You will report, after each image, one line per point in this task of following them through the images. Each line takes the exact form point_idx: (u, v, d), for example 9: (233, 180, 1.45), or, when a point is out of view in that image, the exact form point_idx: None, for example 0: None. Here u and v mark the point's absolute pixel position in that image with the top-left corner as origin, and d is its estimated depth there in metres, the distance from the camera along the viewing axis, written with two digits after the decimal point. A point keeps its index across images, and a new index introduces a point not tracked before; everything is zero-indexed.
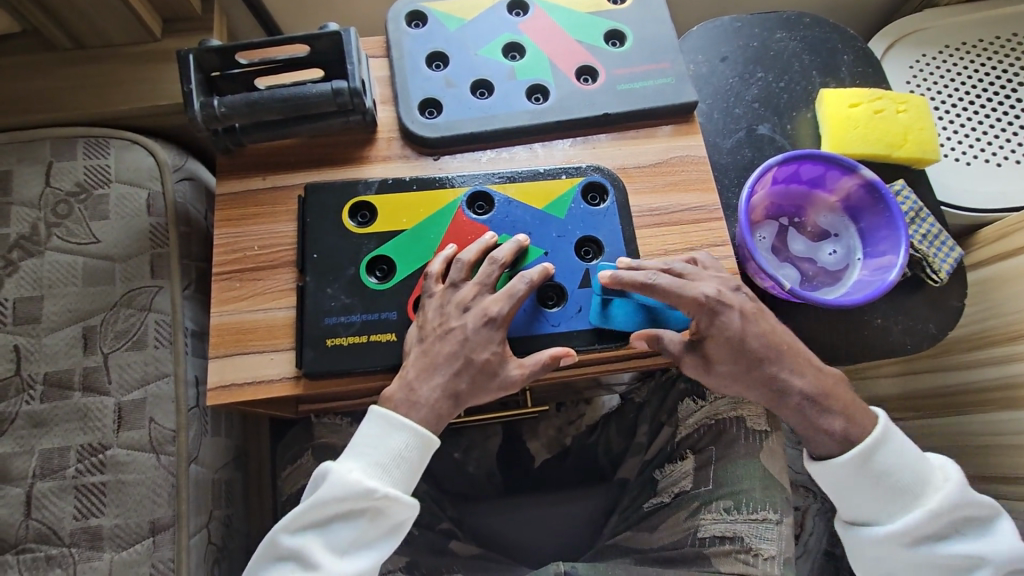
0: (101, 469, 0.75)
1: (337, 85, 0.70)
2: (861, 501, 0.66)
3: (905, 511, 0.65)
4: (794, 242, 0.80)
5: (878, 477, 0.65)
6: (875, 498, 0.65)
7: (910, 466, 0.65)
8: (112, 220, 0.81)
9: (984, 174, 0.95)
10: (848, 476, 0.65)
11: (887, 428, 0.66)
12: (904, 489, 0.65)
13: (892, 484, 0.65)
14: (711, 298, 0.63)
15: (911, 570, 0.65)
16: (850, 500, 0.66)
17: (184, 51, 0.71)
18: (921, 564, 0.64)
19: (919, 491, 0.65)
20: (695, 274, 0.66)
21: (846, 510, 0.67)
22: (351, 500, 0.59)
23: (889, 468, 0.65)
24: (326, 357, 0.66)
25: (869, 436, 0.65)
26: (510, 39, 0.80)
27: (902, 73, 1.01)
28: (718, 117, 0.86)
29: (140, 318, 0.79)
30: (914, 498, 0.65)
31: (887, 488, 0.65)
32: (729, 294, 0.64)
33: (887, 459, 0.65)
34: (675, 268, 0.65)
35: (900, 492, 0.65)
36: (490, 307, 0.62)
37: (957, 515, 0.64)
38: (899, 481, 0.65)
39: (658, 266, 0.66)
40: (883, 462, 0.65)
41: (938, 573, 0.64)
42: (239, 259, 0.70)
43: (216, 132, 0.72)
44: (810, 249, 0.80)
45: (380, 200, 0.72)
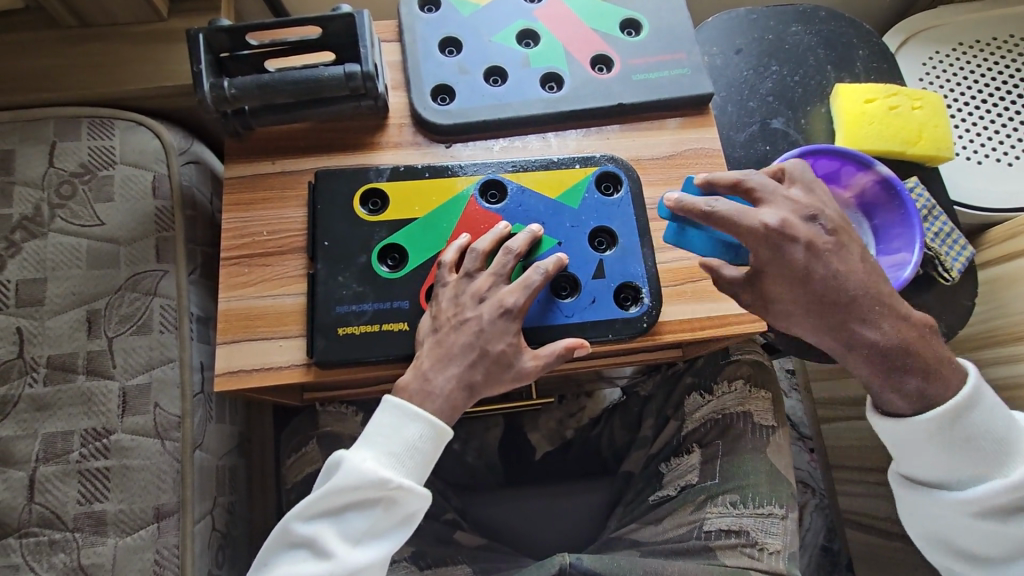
0: (105, 454, 0.74)
1: (349, 69, 0.69)
2: (934, 461, 0.66)
3: (980, 473, 0.65)
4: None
5: (959, 441, 0.65)
6: (950, 457, 0.65)
7: (993, 430, 0.65)
8: (117, 202, 0.80)
9: (995, 173, 0.94)
10: (926, 437, 0.65)
11: (976, 389, 0.64)
12: (984, 452, 0.65)
13: (972, 446, 0.65)
14: (774, 227, 0.60)
15: (973, 529, 0.67)
16: (921, 459, 0.67)
17: (193, 30, 0.69)
18: (984, 526, 0.66)
19: (999, 455, 0.65)
20: (770, 195, 0.63)
21: (915, 466, 0.68)
22: (366, 489, 0.58)
23: (974, 430, 0.64)
24: (339, 347, 0.65)
25: (959, 396, 0.64)
26: (524, 26, 0.79)
27: (915, 70, 1.00)
28: (732, 110, 0.86)
29: (145, 302, 0.78)
30: (990, 462, 0.65)
31: (967, 449, 0.65)
32: (795, 224, 0.61)
33: (971, 423, 0.64)
34: (746, 182, 0.63)
35: (979, 454, 0.65)
36: (506, 297, 0.62)
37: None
38: (980, 443, 0.65)
39: (730, 180, 0.64)
40: (967, 425, 0.64)
41: (1003, 538, 0.65)
42: (248, 244, 0.69)
43: (225, 114, 0.71)
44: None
45: (391, 188, 0.71)
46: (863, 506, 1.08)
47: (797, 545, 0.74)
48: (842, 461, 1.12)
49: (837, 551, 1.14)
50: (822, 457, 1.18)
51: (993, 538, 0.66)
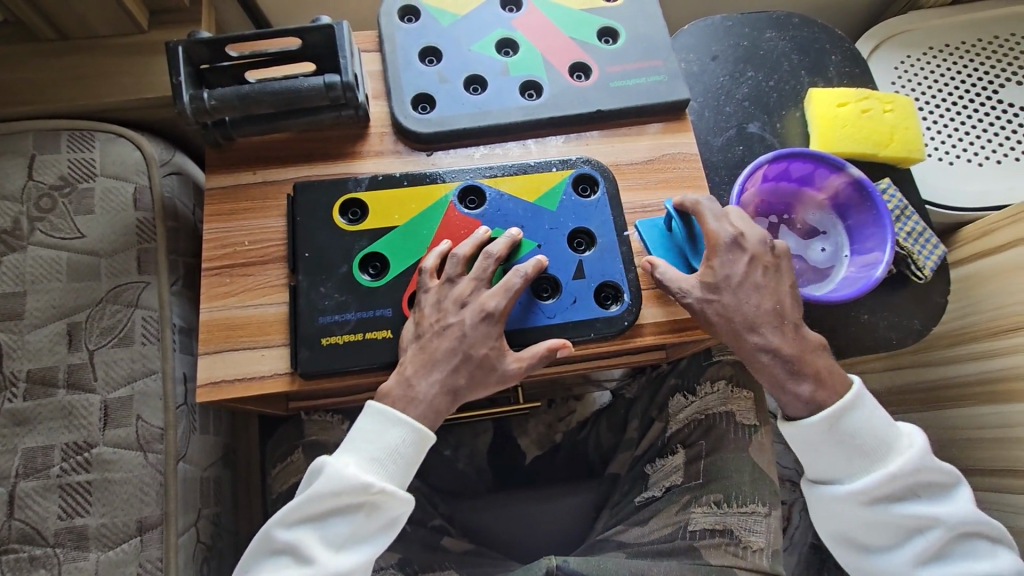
0: (86, 468, 0.73)
1: (329, 79, 0.70)
2: (827, 463, 0.67)
3: (869, 470, 0.66)
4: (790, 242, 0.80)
5: (852, 444, 0.66)
6: (840, 459, 0.66)
7: (877, 431, 0.66)
8: (97, 214, 0.80)
9: (967, 173, 0.97)
10: (818, 439, 0.66)
11: (860, 391, 0.67)
12: (871, 449, 0.66)
13: (861, 445, 0.66)
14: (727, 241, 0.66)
15: (865, 527, 0.67)
16: (811, 461, 0.67)
17: (172, 43, 0.70)
18: (877, 521, 0.66)
19: (882, 451, 0.66)
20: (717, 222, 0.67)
21: (810, 472, 0.68)
22: (349, 495, 0.59)
23: (857, 430, 0.66)
24: (322, 356, 0.65)
25: (842, 400, 0.65)
26: (503, 35, 0.80)
27: (887, 74, 1.03)
28: (709, 116, 0.87)
29: (126, 314, 0.78)
30: (875, 458, 0.66)
31: (856, 449, 0.66)
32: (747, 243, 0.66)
33: (856, 424, 0.65)
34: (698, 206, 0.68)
35: (865, 454, 0.66)
36: (487, 301, 0.62)
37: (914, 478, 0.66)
38: (865, 443, 0.66)
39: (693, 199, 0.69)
40: (853, 426, 0.65)
41: (891, 529, 0.66)
42: (229, 254, 0.69)
43: (206, 125, 0.71)
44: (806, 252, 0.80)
45: (371, 197, 0.71)
46: None
47: (780, 543, 0.74)
48: None
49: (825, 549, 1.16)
50: None
51: (884, 532, 0.66)
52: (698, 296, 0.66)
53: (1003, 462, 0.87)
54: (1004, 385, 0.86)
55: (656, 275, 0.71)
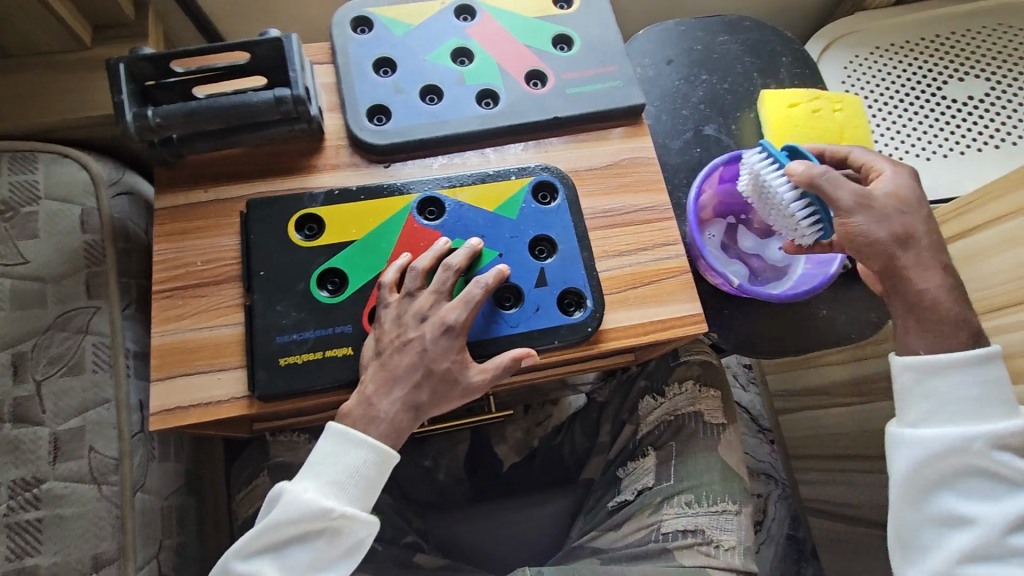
0: (36, 505, 0.70)
1: (279, 93, 0.68)
2: (940, 403, 0.67)
3: (994, 418, 0.66)
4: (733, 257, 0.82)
5: (969, 390, 0.66)
6: (966, 402, 0.66)
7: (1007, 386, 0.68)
8: (42, 239, 0.77)
9: (916, 168, 1.00)
10: (947, 373, 0.66)
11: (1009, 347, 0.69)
12: (999, 400, 0.66)
13: (993, 393, 0.66)
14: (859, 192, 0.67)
15: (958, 472, 0.66)
16: (942, 401, 0.66)
17: (113, 60, 0.67)
18: (984, 467, 0.65)
19: (1008, 407, 0.67)
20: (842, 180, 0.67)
21: (919, 412, 0.67)
22: (307, 522, 0.57)
23: (999, 378, 0.66)
24: (280, 377, 0.64)
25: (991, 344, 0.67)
26: (457, 44, 0.80)
27: (837, 73, 1.06)
28: (666, 119, 0.88)
29: (76, 341, 0.75)
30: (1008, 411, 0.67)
31: (993, 396, 0.66)
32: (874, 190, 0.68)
33: (999, 371, 0.67)
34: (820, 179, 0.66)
35: (997, 403, 0.66)
36: (447, 314, 0.62)
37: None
38: (1000, 392, 0.66)
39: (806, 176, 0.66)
40: (990, 373, 0.66)
41: (990, 481, 0.66)
42: (181, 275, 0.67)
43: (153, 144, 0.69)
44: (749, 271, 0.81)
45: (327, 212, 0.70)
46: (823, 493, 1.12)
47: (750, 539, 0.77)
48: (802, 452, 1.16)
49: (803, 539, 1.19)
50: (783, 448, 1.22)
51: (981, 483, 0.66)
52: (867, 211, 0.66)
53: None
54: None
55: (618, 280, 0.71)
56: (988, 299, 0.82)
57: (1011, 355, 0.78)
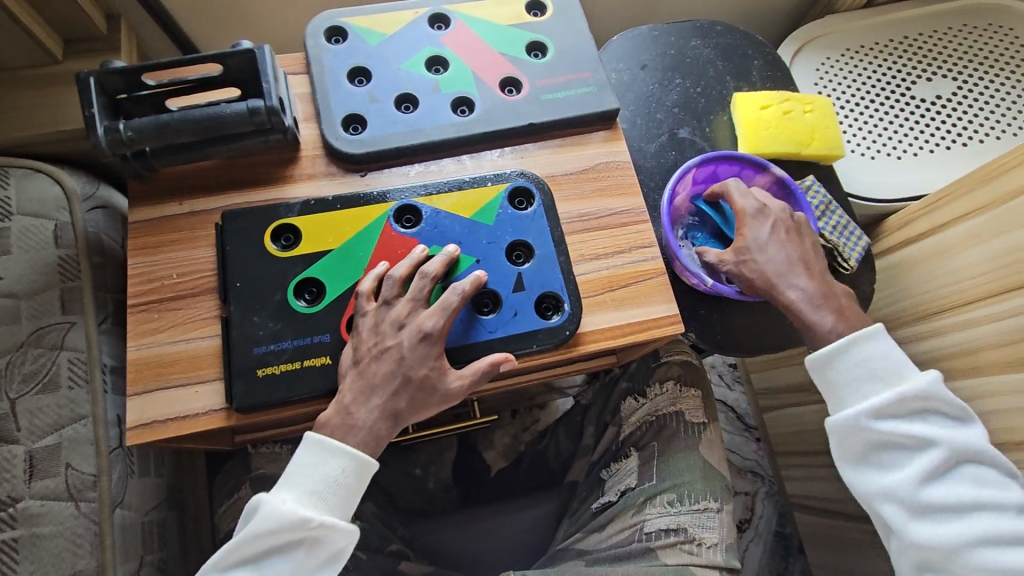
0: (11, 524, 0.68)
1: (252, 104, 0.68)
2: (839, 392, 0.72)
3: (886, 391, 0.70)
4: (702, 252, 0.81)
5: (853, 372, 0.71)
6: (856, 389, 0.71)
7: (892, 360, 0.71)
8: (15, 255, 0.76)
9: (887, 167, 1.02)
10: (828, 368, 0.72)
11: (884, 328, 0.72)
12: (878, 376, 0.70)
13: (876, 368, 0.71)
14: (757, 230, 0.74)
15: (867, 449, 0.70)
16: (840, 394, 0.72)
17: (84, 73, 0.67)
18: (884, 437, 0.69)
19: (889, 380, 0.70)
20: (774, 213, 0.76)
21: (831, 404, 0.73)
22: (284, 532, 0.57)
23: (872, 359, 0.71)
24: (258, 389, 0.64)
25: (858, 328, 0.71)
26: (432, 53, 0.80)
27: (809, 75, 1.08)
28: (641, 123, 0.90)
29: (51, 357, 0.74)
30: (896, 379, 0.71)
31: (870, 375, 0.71)
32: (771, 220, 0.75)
33: (867, 352, 0.71)
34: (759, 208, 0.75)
35: (877, 379, 0.71)
36: (424, 321, 0.62)
37: (916, 401, 0.69)
38: (876, 368, 0.70)
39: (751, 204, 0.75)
40: (867, 352, 0.71)
41: (895, 448, 0.70)
42: (156, 288, 0.67)
43: (125, 157, 0.68)
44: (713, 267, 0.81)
45: (303, 222, 0.70)
46: (806, 488, 1.13)
47: (733, 537, 0.77)
48: (785, 448, 1.17)
49: (790, 535, 1.21)
50: (768, 446, 1.24)
51: (888, 451, 0.70)
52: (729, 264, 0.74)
53: None
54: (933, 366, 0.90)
55: (596, 283, 0.72)
56: (956, 293, 0.84)
57: (980, 348, 0.80)
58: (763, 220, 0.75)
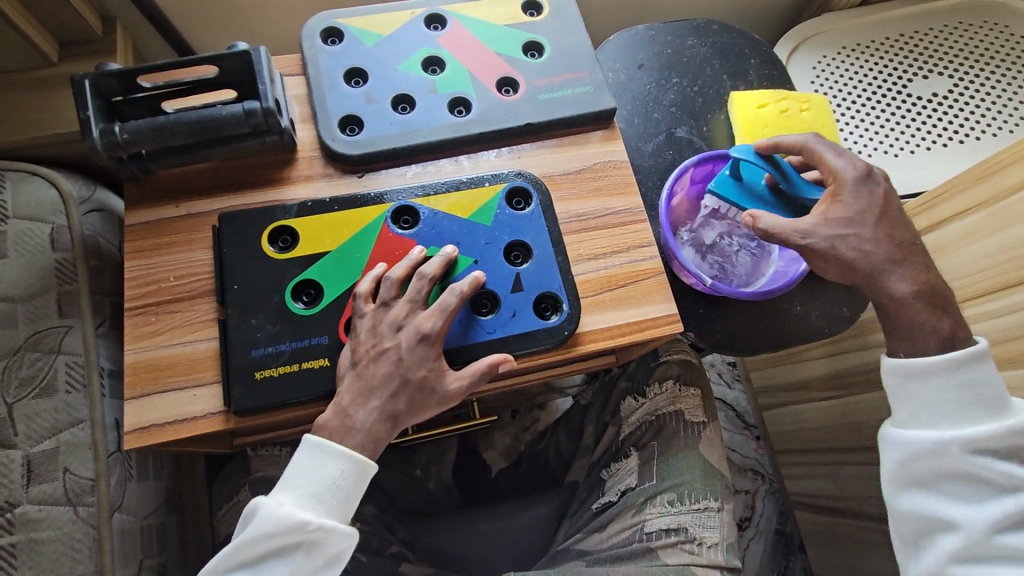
0: (9, 529, 0.68)
1: (249, 106, 0.68)
2: (922, 405, 0.70)
3: (981, 421, 0.68)
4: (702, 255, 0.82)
5: (949, 392, 0.69)
6: (945, 407, 0.69)
7: (999, 388, 0.69)
8: (11, 258, 0.76)
9: (884, 164, 1.02)
10: (921, 378, 0.70)
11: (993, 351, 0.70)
12: (981, 402, 0.68)
13: (976, 394, 0.68)
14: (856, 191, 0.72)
15: (935, 470, 0.69)
16: (927, 407, 0.70)
17: (79, 76, 0.67)
18: (967, 469, 0.68)
19: (991, 410, 0.68)
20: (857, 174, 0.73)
21: (904, 411, 0.72)
22: (282, 536, 0.57)
23: (978, 380, 0.68)
24: (256, 391, 0.63)
25: (970, 346, 0.69)
26: (428, 53, 0.80)
27: (806, 73, 1.08)
28: (638, 123, 0.90)
29: (48, 361, 0.74)
30: (994, 412, 0.69)
31: (973, 398, 0.69)
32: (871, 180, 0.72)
33: (978, 373, 0.68)
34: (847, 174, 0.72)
35: (978, 404, 0.69)
36: (423, 323, 0.62)
37: (1007, 439, 0.68)
38: (983, 393, 0.68)
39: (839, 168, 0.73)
40: (972, 376, 0.68)
41: (974, 481, 0.68)
42: (153, 291, 0.66)
43: (121, 160, 0.68)
44: (712, 269, 0.82)
45: (300, 223, 0.70)
46: (806, 487, 1.13)
47: (733, 536, 0.77)
48: (785, 446, 1.17)
49: (791, 533, 1.21)
50: (768, 444, 1.24)
51: (966, 484, 0.69)
52: (834, 233, 0.70)
53: None
54: None
55: (594, 283, 0.72)
56: (955, 290, 0.84)
57: None
58: (866, 190, 0.71)
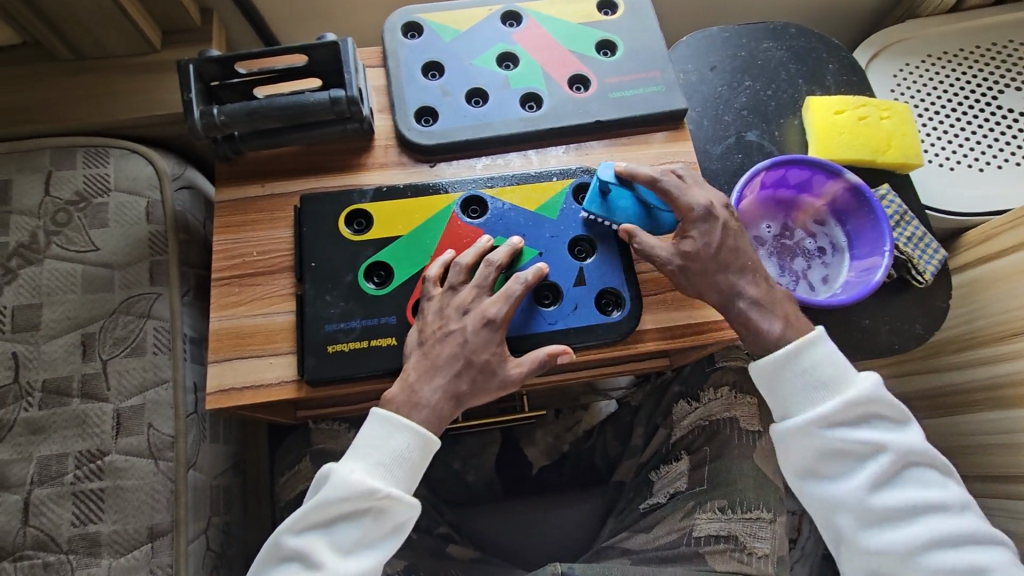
0: (99, 475, 0.75)
1: (334, 94, 0.72)
2: (781, 395, 0.68)
3: (829, 399, 0.66)
4: (789, 253, 0.82)
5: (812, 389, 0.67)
6: (800, 392, 0.67)
7: (836, 366, 0.67)
8: (111, 228, 0.82)
9: (968, 179, 0.97)
10: (778, 372, 0.67)
11: (823, 333, 0.68)
12: (823, 381, 0.66)
13: (817, 376, 0.66)
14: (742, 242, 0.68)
15: (833, 462, 0.66)
16: (783, 398, 0.67)
17: (184, 62, 0.72)
18: (830, 447, 0.65)
19: (834, 385, 0.66)
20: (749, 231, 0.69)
21: (772, 405, 0.69)
22: (354, 500, 0.60)
23: (816, 366, 0.66)
24: (328, 363, 0.67)
25: (799, 339, 0.67)
26: (503, 50, 0.82)
27: (886, 81, 1.04)
28: (708, 125, 0.89)
29: (139, 324, 0.80)
30: (837, 386, 0.66)
31: (814, 381, 0.66)
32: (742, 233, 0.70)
33: (816, 358, 0.66)
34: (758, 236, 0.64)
35: (821, 385, 0.66)
36: (488, 309, 0.64)
37: (864, 413, 0.67)
38: (822, 375, 0.66)
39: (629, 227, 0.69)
40: (814, 358, 0.66)
41: (843, 456, 0.65)
42: (238, 265, 0.71)
43: (216, 140, 0.73)
44: (806, 263, 0.81)
45: (376, 207, 0.73)
46: None
47: (785, 550, 0.73)
48: None
49: None
50: None
51: (837, 460, 0.65)
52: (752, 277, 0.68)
53: (1014, 468, 0.86)
54: (1011, 390, 0.84)
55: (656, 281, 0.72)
56: None
57: None
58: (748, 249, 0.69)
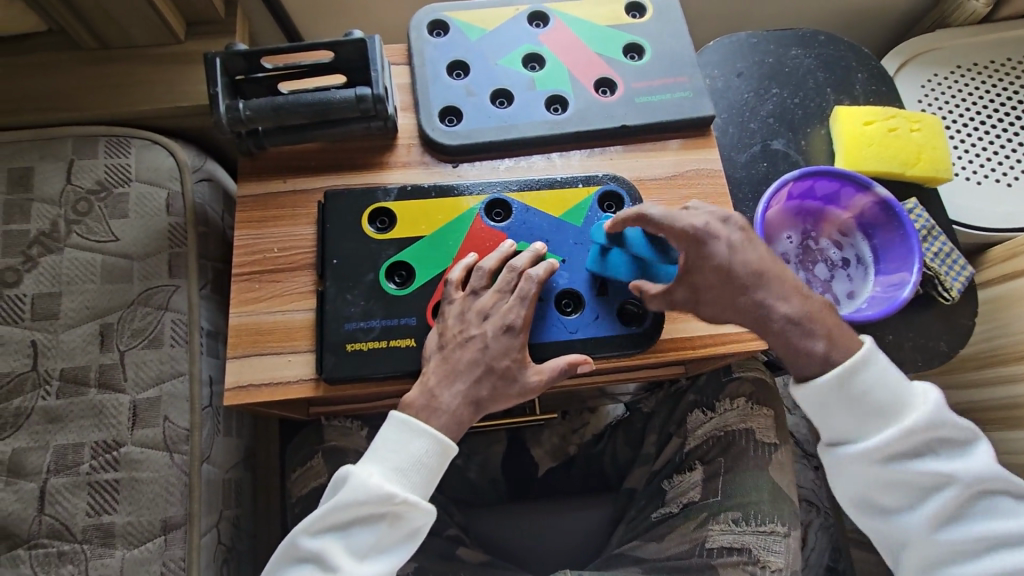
0: (115, 466, 0.75)
1: (360, 92, 0.71)
2: (836, 422, 0.66)
3: (888, 427, 0.65)
4: (812, 260, 0.81)
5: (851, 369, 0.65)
6: (853, 418, 0.65)
7: (891, 387, 0.65)
8: (132, 218, 0.82)
9: (995, 194, 0.96)
10: (830, 399, 0.65)
11: (873, 350, 0.65)
12: (881, 407, 0.64)
13: (872, 404, 0.64)
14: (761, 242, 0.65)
15: (860, 423, 0.65)
16: (833, 422, 0.66)
17: (210, 54, 0.72)
18: (893, 477, 0.65)
19: (892, 411, 0.64)
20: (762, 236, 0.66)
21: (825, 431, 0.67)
22: (371, 504, 0.60)
23: (869, 388, 0.64)
24: (347, 362, 0.67)
25: (848, 359, 0.64)
26: (529, 50, 0.81)
27: (914, 92, 1.02)
28: (734, 132, 0.87)
29: (157, 317, 0.80)
30: (895, 413, 0.65)
31: (868, 407, 0.64)
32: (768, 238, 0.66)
33: (868, 381, 0.64)
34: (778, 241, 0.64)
35: (878, 412, 0.65)
36: (509, 314, 0.63)
37: (891, 370, 0.66)
38: (878, 400, 0.64)
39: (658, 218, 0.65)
40: (868, 381, 0.64)
41: (908, 487, 0.65)
42: (259, 261, 0.71)
43: (240, 135, 0.73)
44: (827, 270, 0.80)
45: (399, 207, 0.72)
46: None
47: (799, 564, 0.75)
48: None
49: None
50: None
51: (899, 490, 0.65)
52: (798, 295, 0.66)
53: None
54: None
55: None
56: None
57: None
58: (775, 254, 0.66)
